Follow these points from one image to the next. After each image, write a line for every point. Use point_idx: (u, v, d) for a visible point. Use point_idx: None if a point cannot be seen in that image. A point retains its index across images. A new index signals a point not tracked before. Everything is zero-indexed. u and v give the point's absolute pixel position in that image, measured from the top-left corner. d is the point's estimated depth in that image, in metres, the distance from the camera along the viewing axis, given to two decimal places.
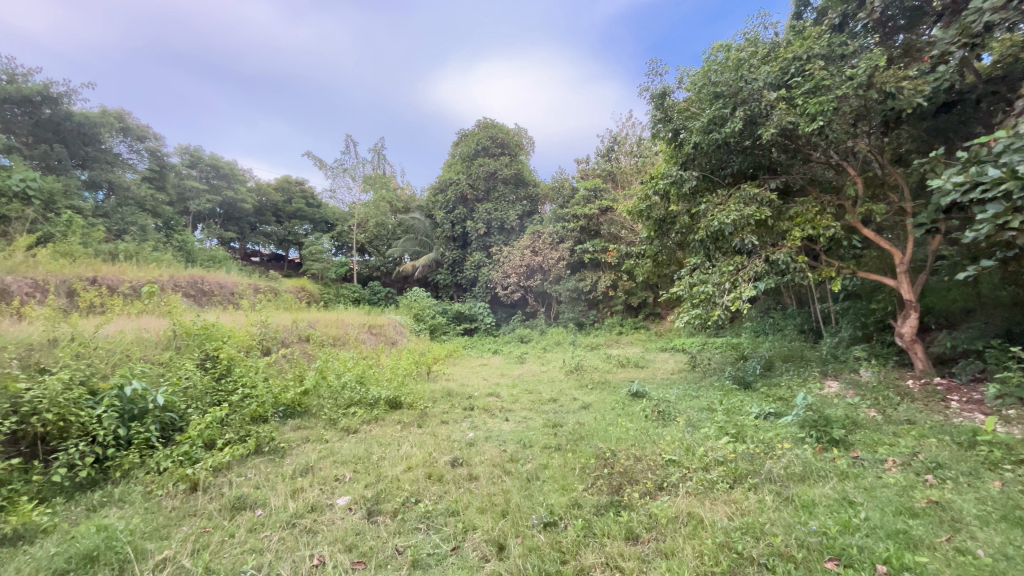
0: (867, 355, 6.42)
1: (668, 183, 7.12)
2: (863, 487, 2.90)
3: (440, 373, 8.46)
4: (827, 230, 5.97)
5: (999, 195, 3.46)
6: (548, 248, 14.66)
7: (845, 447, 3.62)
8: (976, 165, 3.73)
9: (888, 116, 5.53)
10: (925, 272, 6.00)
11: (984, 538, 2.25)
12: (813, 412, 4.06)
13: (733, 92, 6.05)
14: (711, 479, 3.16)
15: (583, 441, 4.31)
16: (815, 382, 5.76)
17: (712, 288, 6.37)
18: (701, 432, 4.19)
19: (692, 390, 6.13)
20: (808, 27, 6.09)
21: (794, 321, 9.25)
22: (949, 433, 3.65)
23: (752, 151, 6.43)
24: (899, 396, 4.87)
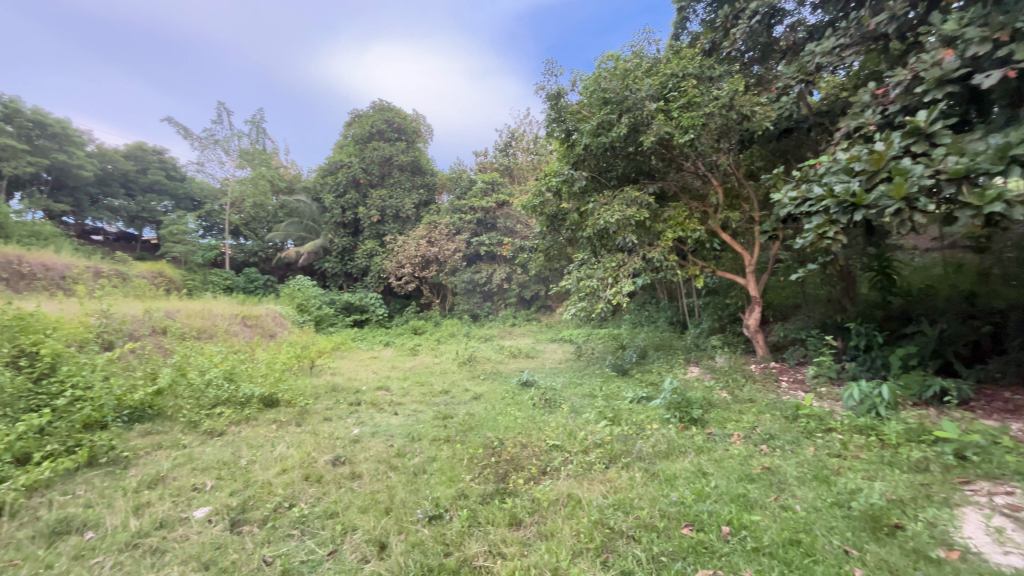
0: (721, 344, 7.34)
1: (560, 181, 7.44)
2: (715, 459, 3.31)
3: (325, 367, 7.92)
4: (693, 233, 6.69)
5: (822, 209, 4.21)
6: (445, 238, 14.27)
7: (701, 424, 4.12)
8: (805, 186, 4.46)
9: (743, 136, 6.33)
10: (767, 272, 6.99)
11: (801, 496, 2.69)
12: (677, 394, 4.55)
13: (620, 100, 6.55)
14: (589, 461, 3.37)
15: (472, 432, 4.34)
16: (680, 368, 6.47)
17: (596, 282, 6.84)
18: (582, 417, 4.46)
19: (576, 378, 6.51)
20: (684, 48, 6.74)
21: (664, 313, 10.25)
22: (779, 408, 4.30)
23: (634, 157, 6.97)
24: (744, 378, 5.64)
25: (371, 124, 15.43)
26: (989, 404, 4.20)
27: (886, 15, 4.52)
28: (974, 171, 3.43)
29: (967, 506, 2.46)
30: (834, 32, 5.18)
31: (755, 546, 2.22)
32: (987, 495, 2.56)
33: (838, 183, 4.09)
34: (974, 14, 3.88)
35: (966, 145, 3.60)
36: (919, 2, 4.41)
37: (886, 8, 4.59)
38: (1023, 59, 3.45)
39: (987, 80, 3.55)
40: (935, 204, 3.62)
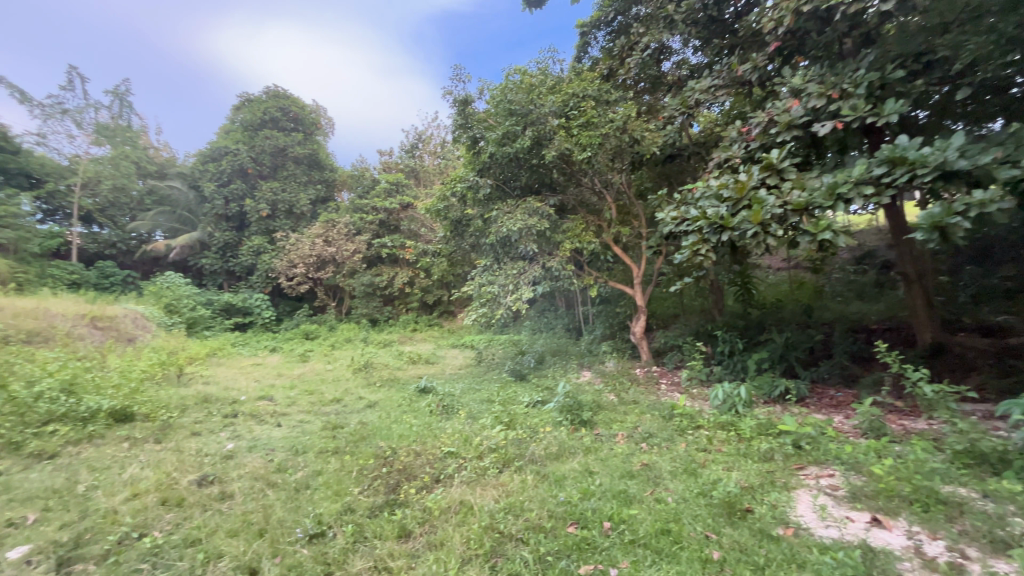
0: (611, 350, 7.85)
1: (465, 187, 7.48)
2: (600, 458, 3.51)
3: (196, 376, 7.05)
4: (589, 245, 7.09)
5: (697, 229, 4.72)
6: (343, 239, 13.60)
7: (590, 426, 4.36)
8: (684, 208, 4.97)
9: (634, 158, 6.88)
10: (652, 284, 7.64)
11: (673, 488, 2.96)
12: (570, 398, 4.76)
13: (524, 113, 6.77)
14: (483, 466, 3.39)
15: (363, 442, 4.13)
16: (574, 372, 6.84)
17: (497, 288, 6.99)
18: (479, 423, 4.47)
19: (475, 384, 6.52)
20: (585, 70, 7.17)
21: (562, 320, 10.70)
22: (658, 408, 4.70)
23: (537, 169, 7.24)
24: (629, 382, 6.08)
25: (264, 110, 14.24)
26: (819, 400, 4.98)
27: (750, 65, 5.22)
28: (811, 204, 4.08)
29: (800, 489, 2.88)
30: (709, 74, 5.86)
31: (631, 538, 2.40)
32: (814, 478, 3.03)
33: (710, 207, 4.62)
34: (814, 74, 4.64)
35: (806, 182, 4.27)
36: (775, 57, 5.17)
37: (750, 58, 5.31)
38: (847, 115, 4.19)
39: (822, 129, 4.26)
40: (784, 230, 4.24)
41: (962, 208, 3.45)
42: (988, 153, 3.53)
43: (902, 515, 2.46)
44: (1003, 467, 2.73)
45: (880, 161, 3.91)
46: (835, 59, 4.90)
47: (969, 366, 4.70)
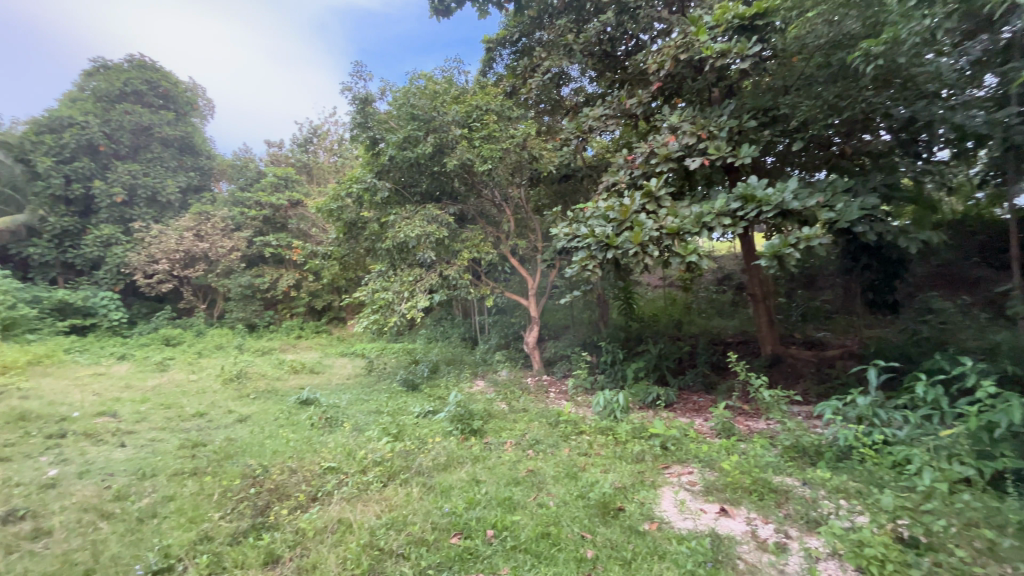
0: (505, 359, 8.00)
1: (361, 188, 7.17)
2: (488, 467, 3.55)
3: (10, 389, 5.79)
4: (487, 256, 7.19)
5: (587, 246, 5.03)
6: (219, 234, 12.33)
7: (480, 435, 4.39)
8: (575, 225, 5.29)
9: (533, 175, 7.17)
10: (546, 296, 7.96)
11: (554, 492, 3.09)
12: (461, 407, 4.75)
13: (427, 119, 6.72)
14: (366, 480, 3.24)
15: (229, 461, 3.71)
16: (467, 382, 6.86)
17: (392, 296, 6.81)
18: (365, 435, 4.27)
19: (362, 395, 6.21)
20: (489, 85, 7.33)
21: (458, 329, 10.66)
22: (545, 416, 4.89)
23: (438, 177, 7.19)
24: (521, 390, 6.24)
25: (125, 80, 12.44)
26: (684, 405, 5.56)
27: (636, 100, 5.75)
28: (683, 230, 4.58)
29: (665, 486, 3.19)
30: (602, 103, 6.33)
31: (513, 544, 2.46)
32: (676, 476, 3.36)
33: (598, 226, 4.97)
34: (687, 114, 5.25)
35: (679, 210, 4.78)
36: (657, 96, 5.74)
37: (637, 94, 5.84)
38: (712, 154, 4.80)
39: (693, 164, 4.82)
40: (659, 251, 4.69)
41: (794, 241, 4.12)
42: (813, 198, 4.26)
43: (743, 504, 2.83)
44: (817, 457, 3.27)
45: (736, 197, 4.53)
46: (705, 104, 5.58)
47: (797, 374, 5.58)
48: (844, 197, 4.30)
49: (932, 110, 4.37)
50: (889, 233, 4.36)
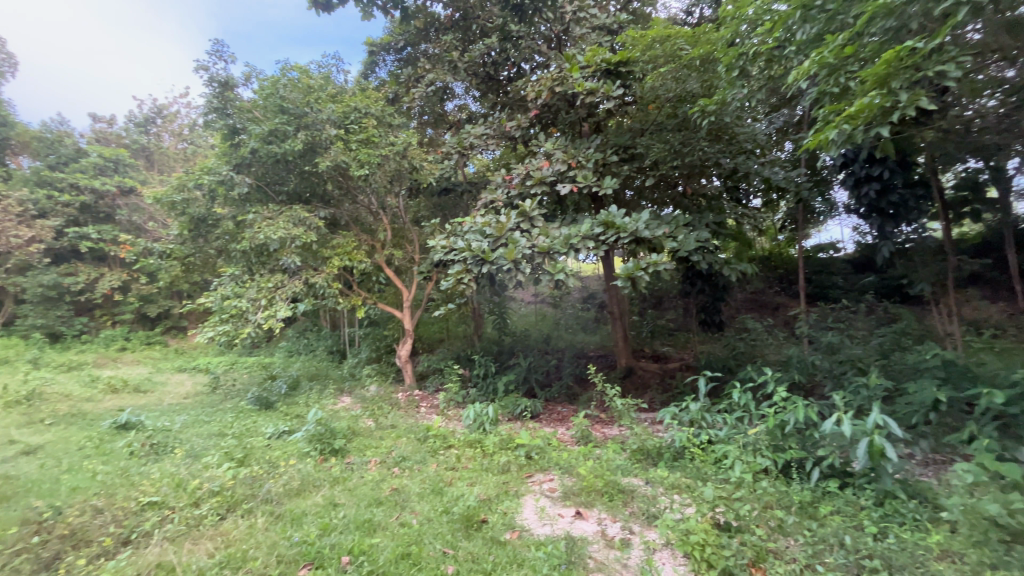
0: (375, 374, 7.65)
1: (214, 181, 6.36)
2: (348, 488, 3.34)
3: None
4: (360, 264, 6.84)
5: (463, 259, 5.08)
6: (16, 221, 9.78)
7: (342, 454, 4.12)
8: (453, 239, 5.34)
9: (412, 185, 7.07)
10: (421, 309, 7.81)
11: (418, 510, 3.01)
12: (321, 426, 4.40)
13: (298, 114, 6.24)
14: (199, 514, 2.82)
15: (3, 505, 2.94)
16: (331, 398, 6.39)
17: (246, 303, 6.10)
18: (202, 461, 3.72)
19: (202, 416, 5.41)
20: (369, 88, 7.10)
21: (324, 342, 9.92)
22: (414, 431, 4.77)
23: (309, 177, 6.69)
24: (390, 406, 6.00)
25: None
26: (550, 416, 5.86)
27: (516, 123, 6.03)
28: (553, 250, 4.87)
29: (527, 495, 3.31)
30: (484, 123, 6.51)
31: (370, 569, 2.32)
32: (538, 484, 3.51)
33: (475, 240, 5.07)
34: (560, 143, 5.66)
35: (551, 231, 5.10)
36: (535, 123, 6.11)
37: (516, 118, 6.13)
38: (580, 181, 5.23)
39: (563, 189, 5.19)
40: (531, 268, 4.93)
41: (646, 265, 4.65)
42: (661, 229, 4.87)
43: (595, 506, 3.06)
44: (658, 458, 3.68)
45: (600, 223, 4.97)
46: (577, 136, 6.07)
47: (646, 384, 6.25)
48: (684, 230, 4.99)
49: (749, 164, 5.29)
50: (717, 263, 5.15)
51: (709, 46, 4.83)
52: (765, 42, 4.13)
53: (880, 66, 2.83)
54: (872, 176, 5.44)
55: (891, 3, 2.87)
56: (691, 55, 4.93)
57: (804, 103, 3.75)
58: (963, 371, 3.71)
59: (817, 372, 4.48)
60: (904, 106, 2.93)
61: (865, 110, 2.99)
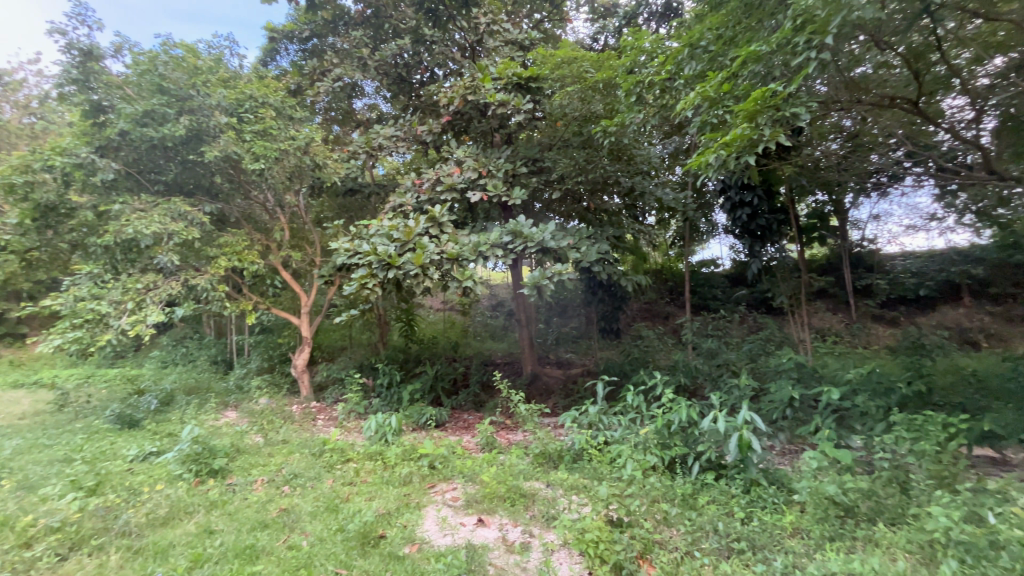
0: (266, 385, 7.03)
1: (69, 163, 5.46)
2: (228, 512, 3.02)
3: None
4: (251, 265, 6.26)
5: (367, 263, 4.89)
6: None
7: (222, 475, 3.71)
8: (357, 242, 5.12)
9: (314, 183, 6.66)
10: (321, 315, 7.34)
11: (309, 531, 2.81)
12: (197, 444, 3.93)
13: (182, 96, 5.60)
14: (31, 557, 2.38)
15: None
16: (212, 413, 5.74)
17: (107, 307, 5.29)
18: (38, 494, 3.13)
19: (42, 439, 4.57)
20: (268, 77, 6.59)
21: (207, 350, 8.91)
22: (308, 445, 4.44)
23: (192, 167, 6.02)
24: (281, 420, 5.54)
25: None
26: (455, 424, 5.80)
27: (427, 128, 5.95)
28: (462, 256, 4.87)
29: (429, 506, 3.24)
30: (394, 124, 6.35)
31: None
32: (440, 494, 3.45)
33: (381, 244, 4.90)
34: (471, 151, 5.69)
35: (460, 238, 5.09)
36: (447, 129, 6.09)
37: (428, 123, 6.06)
38: (490, 191, 5.30)
39: (473, 197, 5.23)
40: (439, 274, 4.86)
41: (550, 274, 4.82)
42: (566, 240, 5.09)
43: (497, 513, 3.08)
44: (558, 461, 3.81)
45: (509, 232, 5.07)
46: (488, 145, 6.11)
47: (549, 390, 6.46)
48: (587, 242, 5.24)
49: (645, 185, 5.74)
50: (615, 274, 5.47)
51: (610, 72, 5.18)
52: (659, 73, 4.54)
53: (749, 103, 3.24)
54: (743, 201, 6.20)
55: (758, 50, 3.35)
56: (595, 77, 5.22)
57: (690, 131, 4.16)
58: (811, 372, 4.33)
59: (699, 375, 4.95)
60: (767, 141, 3.36)
61: (737, 140, 3.39)
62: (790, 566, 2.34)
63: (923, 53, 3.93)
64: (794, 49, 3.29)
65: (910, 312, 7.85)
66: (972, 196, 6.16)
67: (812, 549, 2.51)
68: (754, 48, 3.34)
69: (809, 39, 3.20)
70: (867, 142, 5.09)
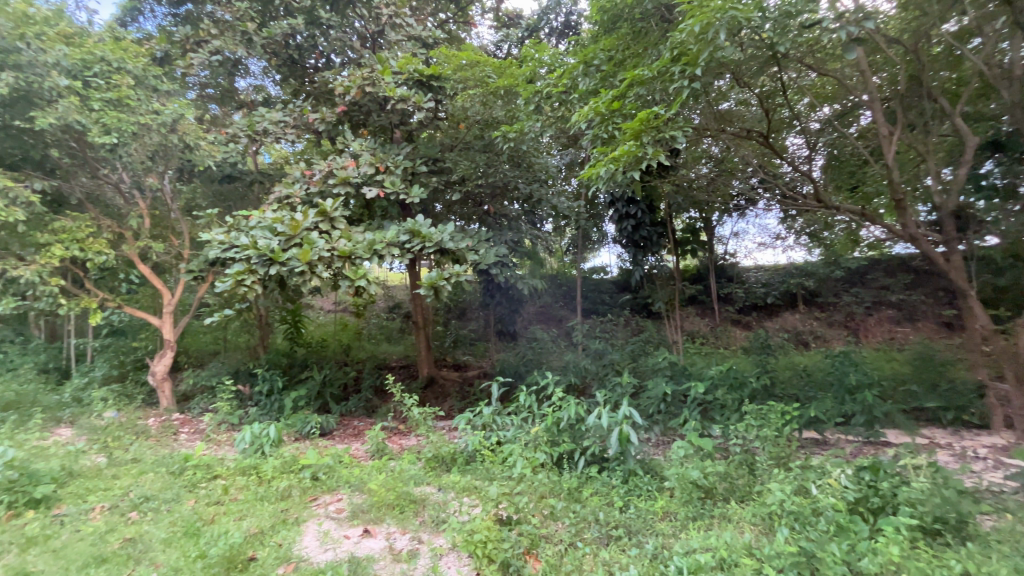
0: (113, 396, 6.03)
1: None
2: (52, 550, 2.56)
3: None
4: (97, 256, 5.33)
5: (245, 258, 4.46)
6: None
7: (47, 505, 3.11)
8: (234, 234, 4.64)
9: (183, 166, 5.89)
10: (188, 316, 6.47)
11: (160, 562, 2.47)
12: (12, 470, 3.24)
13: (5, 49, 4.65)
14: None
15: None
16: (36, 432, 4.78)
17: None
18: None
19: None
20: (127, 39, 5.70)
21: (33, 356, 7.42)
22: (166, 463, 3.89)
23: (18, 135, 5.09)
24: (132, 435, 4.79)
25: None
26: (344, 431, 5.49)
27: (319, 116, 5.58)
28: (355, 254, 4.61)
29: (310, 520, 3.02)
30: (282, 109, 5.85)
31: None
32: (323, 506, 3.23)
33: (262, 238, 4.49)
34: (368, 145, 5.45)
35: (352, 234, 4.83)
36: (343, 120, 5.76)
37: (321, 111, 5.69)
38: (387, 188, 5.11)
39: (369, 192, 4.99)
40: (329, 272, 4.57)
41: (447, 276, 4.76)
42: (464, 241, 5.07)
43: (384, 522, 2.95)
44: (451, 464, 3.78)
45: (405, 231, 4.93)
46: (387, 141, 5.88)
47: (445, 393, 6.39)
48: (485, 245, 5.28)
49: (541, 192, 6.02)
50: (513, 277, 5.58)
51: (510, 79, 5.30)
52: (555, 85, 4.75)
53: (636, 122, 3.53)
54: (629, 213, 6.90)
55: (642, 74, 3.67)
56: (496, 83, 5.31)
57: (583, 143, 4.40)
58: (681, 369, 4.81)
59: (587, 374, 5.26)
60: (651, 158, 3.63)
61: (624, 156, 3.67)
62: (659, 547, 2.56)
63: (771, 94, 4.60)
64: (671, 77, 3.65)
65: (760, 317, 9.12)
66: (807, 221, 7.32)
67: (678, 530, 2.78)
68: (639, 73, 3.66)
69: (683, 69, 3.57)
70: (729, 168, 5.78)
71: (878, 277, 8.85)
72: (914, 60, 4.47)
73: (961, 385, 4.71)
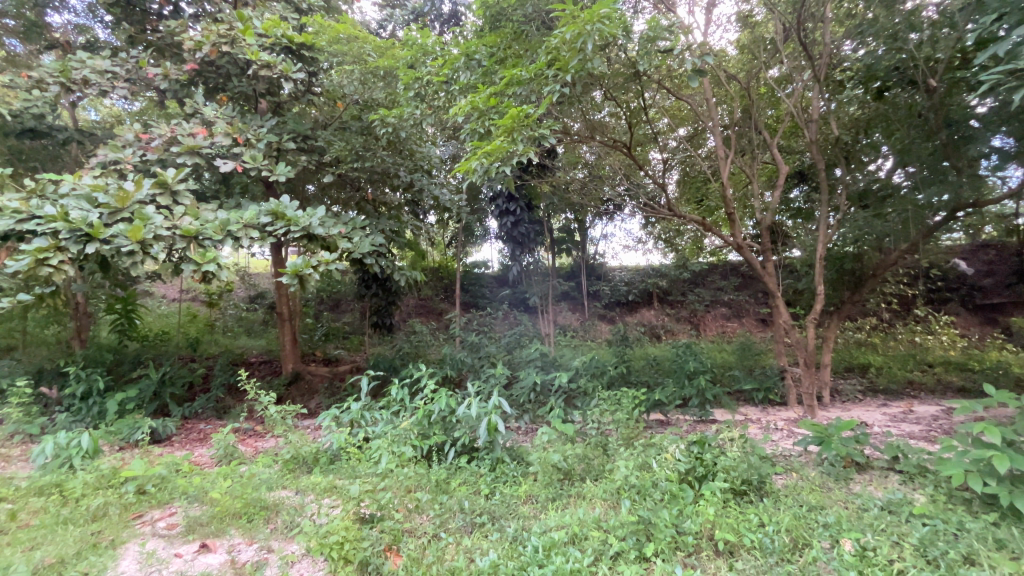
0: None
1: None
2: None
3: None
4: None
5: (50, 232, 3.64)
6: None
7: None
8: (35, 202, 3.77)
9: None
10: None
11: None
12: None
13: None
14: None
15: None
16: None
17: None
18: None
19: None
20: None
21: None
22: None
23: None
24: None
25: None
26: (184, 437, 4.80)
27: (161, 72, 4.78)
28: (201, 235, 4.01)
29: (131, 541, 2.59)
30: (110, 57, 4.87)
31: None
32: (150, 524, 2.79)
33: (76, 209, 3.71)
34: (225, 112, 4.80)
35: (200, 212, 4.22)
36: (194, 81, 5.02)
37: (164, 66, 4.87)
38: (246, 163, 4.52)
39: (222, 166, 4.36)
40: (167, 254, 3.92)
41: (315, 263, 4.37)
42: (336, 228, 4.72)
43: (228, 533, 2.66)
44: (313, 464, 3.54)
45: (267, 212, 4.44)
46: (249, 110, 5.28)
47: (311, 390, 5.92)
48: (360, 232, 4.97)
49: (423, 181, 5.66)
50: (389, 268, 5.35)
51: (391, 61, 5.11)
52: (437, 74, 4.69)
53: (507, 118, 3.60)
54: (508, 210, 6.98)
55: (520, 74, 3.79)
56: (375, 62, 5.08)
57: (461, 136, 4.40)
58: (551, 360, 5.08)
59: (463, 366, 5.30)
60: (521, 155, 3.74)
61: (497, 150, 3.73)
62: (520, 529, 2.67)
63: (636, 111, 5.05)
64: (546, 80, 3.84)
65: (622, 312, 10.03)
66: (664, 227, 8.19)
67: (538, 511, 2.93)
68: (516, 72, 3.78)
69: (557, 74, 3.75)
70: (601, 174, 6.21)
71: (715, 279, 10.30)
72: (746, 96, 5.25)
73: (769, 370, 5.69)
